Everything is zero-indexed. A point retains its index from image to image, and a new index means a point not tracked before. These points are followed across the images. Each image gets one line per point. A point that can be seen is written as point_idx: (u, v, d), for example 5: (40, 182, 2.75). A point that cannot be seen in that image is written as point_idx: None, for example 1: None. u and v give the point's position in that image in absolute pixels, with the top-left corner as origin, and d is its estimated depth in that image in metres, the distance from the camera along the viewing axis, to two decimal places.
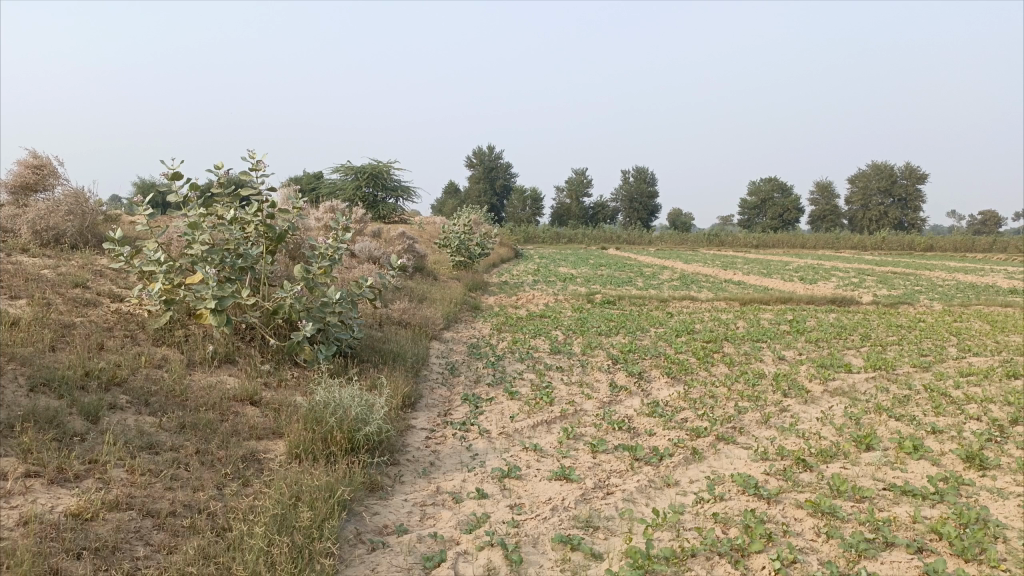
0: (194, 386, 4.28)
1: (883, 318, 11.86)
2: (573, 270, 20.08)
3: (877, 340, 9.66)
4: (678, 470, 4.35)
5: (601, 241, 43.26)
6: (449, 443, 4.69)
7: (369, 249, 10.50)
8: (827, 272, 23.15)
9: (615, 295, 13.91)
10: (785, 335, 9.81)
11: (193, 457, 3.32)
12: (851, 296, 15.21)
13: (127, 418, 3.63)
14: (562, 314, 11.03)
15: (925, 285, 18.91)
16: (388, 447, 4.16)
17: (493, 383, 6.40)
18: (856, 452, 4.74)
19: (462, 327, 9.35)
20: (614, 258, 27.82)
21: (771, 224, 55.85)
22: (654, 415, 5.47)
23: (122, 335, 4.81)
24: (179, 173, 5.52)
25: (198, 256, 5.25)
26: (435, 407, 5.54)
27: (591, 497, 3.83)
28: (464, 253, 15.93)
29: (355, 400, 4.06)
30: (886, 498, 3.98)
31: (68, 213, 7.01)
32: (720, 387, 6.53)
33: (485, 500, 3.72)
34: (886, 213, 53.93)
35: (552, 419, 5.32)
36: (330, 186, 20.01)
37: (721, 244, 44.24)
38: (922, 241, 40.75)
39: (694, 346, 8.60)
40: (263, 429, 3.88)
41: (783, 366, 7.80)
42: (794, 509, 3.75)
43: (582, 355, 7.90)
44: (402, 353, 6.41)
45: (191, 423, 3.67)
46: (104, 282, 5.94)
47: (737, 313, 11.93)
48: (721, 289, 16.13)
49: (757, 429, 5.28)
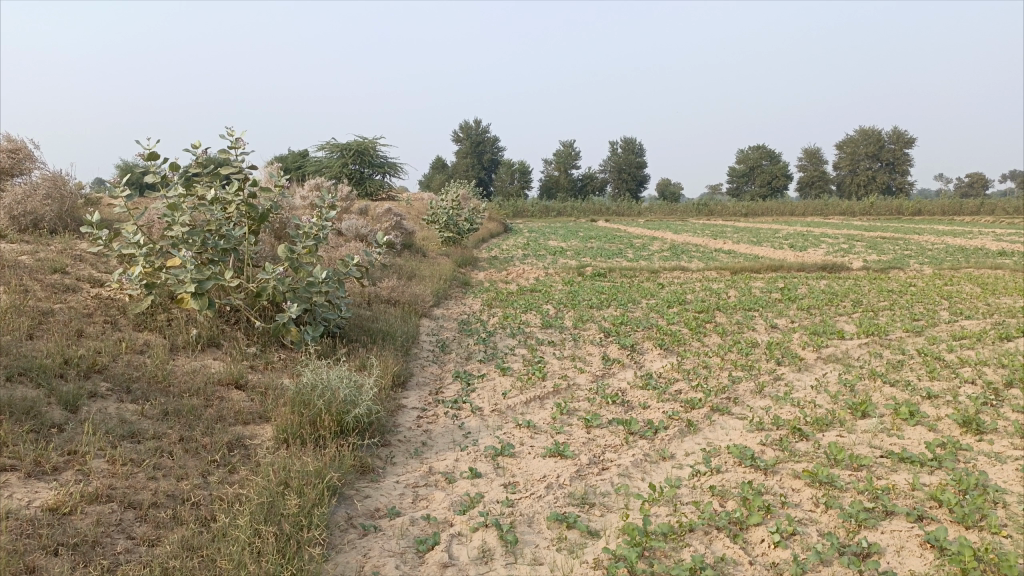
0: (177, 371, 4.18)
1: (874, 284, 11.84)
2: (563, 243, 19.98)
3: (868, 305, 9.64)
4: (674, 443, 4.30)
5: (590, 213, 43.08)
6: (441, 421, 4.62)
7: (356, 227, 10.37)
8: (817, 239, 23.14)
9: (605, 267, 13.84)
10: (778, 303, 9.77)
11: (177, 444, 3.24)
12: (842, 262, 15.19)
13: (108, 406, 3.54)
14: (553, 288, 10.96)
15: (914, 249, 18.93)
16: (379, 428, 4.09)
17: (485, 359, 6.32)
18: (852, 420, 4.70)
19: (452, 303, 9.26)
20: (603, 230, 27.71)
21: (760, 192, 55.80)
22: (648, 388, 5.42)
23: (102, 321, 4.70)
24: (156, 154, 5.38)
25: (178, 238, 5.12)
26: (426, 386, 5.46)
27: (586, 473, 3.77)
28: (453, 229, 15.81)
29: (343, 382, 3.98)
30: (884, 465, 3.94)
31: (47, 196, 6.85)
32: (713, 357, 6.48)
33: (478, 479, 3.66)
34: (874, 178, 53.92)
35: (545, 395, 5.26)
36: (316, 164, 19.78)
37: (710, 213, 44.17)
38: (910, 206, 40.79)
39: (686, 316, 8.55)
40: (249, 414, 3.79)
41: (775, 333, 7.76)
42: (791, 480, 3.71)
43: (573, 328, 7.83)
44: (392, 332, 6.32)
45: (176, 410, 3.58)
46: (84, 267, 5.80)
47: (729, 282, 11.88)
48: (711, 259, 16.08)
49: (752, 399, 5.24)
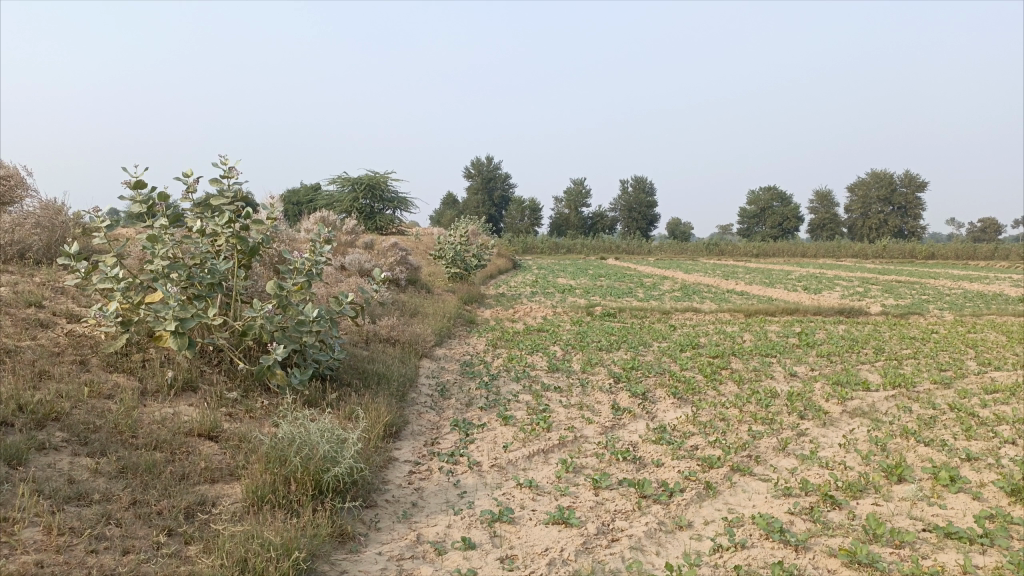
0: (145, 419, 3.80)
1: (895, 330, 11.36)
2: (572, 281, 19.61)
3: (891, 353, 9.20)
4: (691, 509, 3.88)
5: (600, 251, 42.79)
6: (434, 478, 4.22)
7: (360, 261, 10.05)
8: (831, 281, 22.73)
9: (615, 306, 13.44)
10: (796, 349, 9.31)
11: (128, 511, 2.86)
12: (860, 306, 14.73)
13: (57, 461, 3.16)
14: (560, 328, 10.56)
15: (932, 294, 18.48)
16: (364, 487, 3.69)
17: (486, 406, 5.91)
18: (886, 485, 4.26)
19: (455, 343, 8.87)
20: (614, 269, 27.37)
21: (772, 233, 55.50)
22: (661, 443, 4.99)
23: (71, 361, 4.34)
24: (143, 182, 5.05)
25: (159, 272, 4.78)
26: (421, 436, 5.06)
27: (593, 546, 3.35)
28: (460, 265, 15.46)
29: (324, 436, 3.58)
30: (929, 542, 3.50)
31: (37, 226, 6.54)
32: (731, 409, 6.03)
33: (472, 552, 3.25)
34: (886, 221, 53.55)
35: (549, 448, 4.84)
36: (327, 198, 19.56)
37: (721, 253, 43.85)
38: (923, 249, 40.28)
39: (700, 361, 8.13)
40: (218, 471, 3.42)
41: (795, 382, 7.32)
42: (826, 559, 3.28)
43: (581, 373, 7.42)
44: (388, 375, 5.93)
45: (134, 465, 3.20)
46: (64, 301, 5.45)
47: (743, 325, 11.45)
48: (724, 300, 15.65)
49: (775, 457, 4.81)
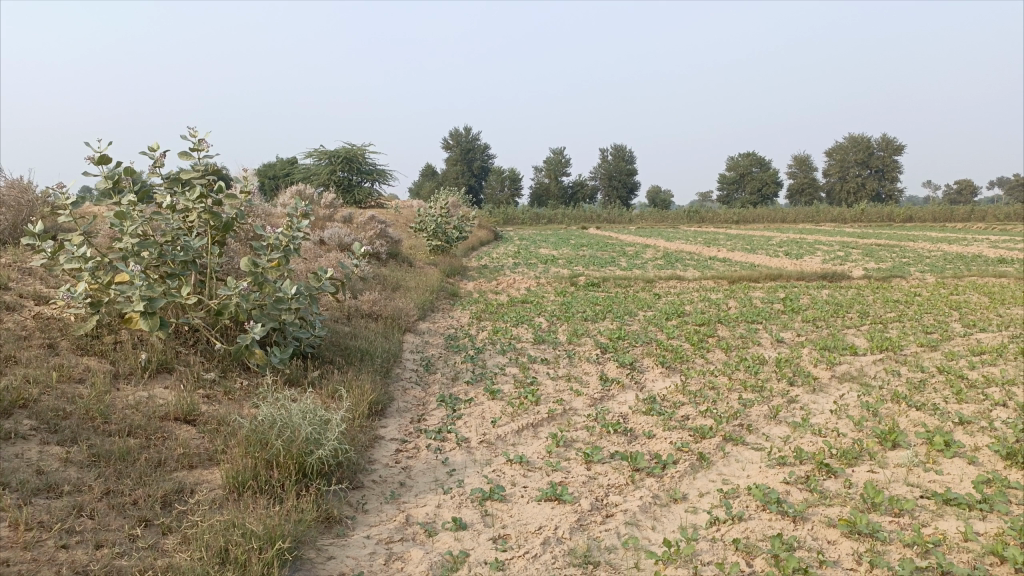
0: (118, 404, 3.64)
1: (878, 294, 11.37)
2: (554, 251, 19.48)
3: (876, 317, 9.19)
4: (685, 481, 3.80)
5: (581, 221, 42.65)
6: (422, 456, 4.11)
7: (339, 236, 9.84)
8: (812, 245, 22.77)
9: (599, 276, 13.33)
10: (781, 315, 9.27)
11: (101, 501, 2.72)
12: (843, 270, 14.75)
13: (25, 451, 3.00)
14: (544, 299, 10.46)
15: (913, 257, 18.56)
16: (350, 468, 3.57)
17: (472, 381, 5.80)
18: (881, 452, 4.22)
19: (438, 317, 8.73)
20: (595, 238, 27.28)
21: (752, 200, 55.61)
22: (652, 413, 4.90)
23: (40, 345, 4.15)
24: (108, 157, 4.83)
25: (128, 251, 4.58)
26: (407, 412, 4.95)
27: (587, 523, 3.26)
28: (442, 237, 15.26)
29: (307, 417, 3.45)
30: (928, 510, 3.45)
31: (2, 204, 6.26)
32: (721, 377, 5.96)
33: (463, 532, 3.14)
34: (864, 185, 53.80)
35: (538, 423, 4.74)
36: (303, 171, 19.20)
37: (701, 220, 43.90)
38: (901, 212, 40.49)
39: (686, 330, 8.06)
40: (196, 456, 3.28)
41: (783, 349, 7.27)
42: (826, 530, 3.22)
43: (568, 345, 7.32)
44: (371, 351, 5.80)
45: (107, 453, 3.05)
46: (31, 282, 5.23)
47: (728, 292, 11.40)
48: (707, 267, 15.61)
49: (767, 425, 4.74)
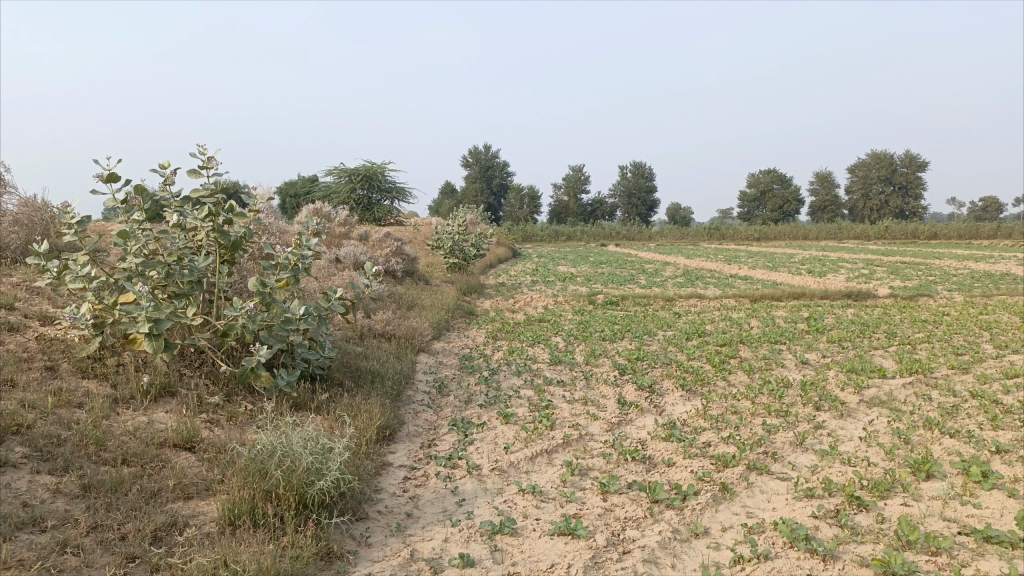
0: (117, 430, 3.52)
1: (905, 313, 11.07)
2: (572, 269, 19.30)
3: (903, 337, 8.92)
4: (707, 514, 3.60)
5: (600, 238, 42.45)
6: (430, 485, 3.95)
7: (355, 254, 9.75)
8: (835, 263, 22.43)
9: (617, 294, 13.13)
10: (805, 335, 9.01)
11: (89, 537, 2.58)
12: (868, 288, 14.44)
13: (15, 480, 2.87)
14: (562, 318, 10.29)
15: (939, 275, 18.17)
16: (354, 499, 3.42)
17: (486, 404, 5.63)
18: (915, 483, 3.99)
19: (454, 336, 8.58)
20: (613, 255, 27.08)
21: (773, 217, 55.19)
22: (672, 440, 4.70)
23: (40, 368, 4.05)
24: (116, 175, 4.76)
25: (133, 270, 4.48)
26: (417, 437, 4.79)
27: (603, 561, 3.07)
28: (459, 255, 15.15)
29: (308, 445, 3.31)
30: (968, 549, 3.22)
31: (16, 223, 6.19)
32: (744, 401, 5.74)
33: (470, 570, 2.97)
34: (887, 202, 53.16)
35: (553, 449, 4.56)
36: (323, 189, 19.23)
37: (722, 238, 43.56)
38: (926, 229, 39.84)
39: (707, 350, 7.84)
40: (193, 486, 3.15)
41: (808, 371, 7.03)
42: (858, 571, 3.01)
43: (585, 366, 7.13)
44: (382, 373, 5.65)
45: (99, 483, 2.91)
46: (39, 302, 5.15)
47: (749, 311, 11.17)
48: (728, 286, 15.35)
49: (793, 454, 4.53)
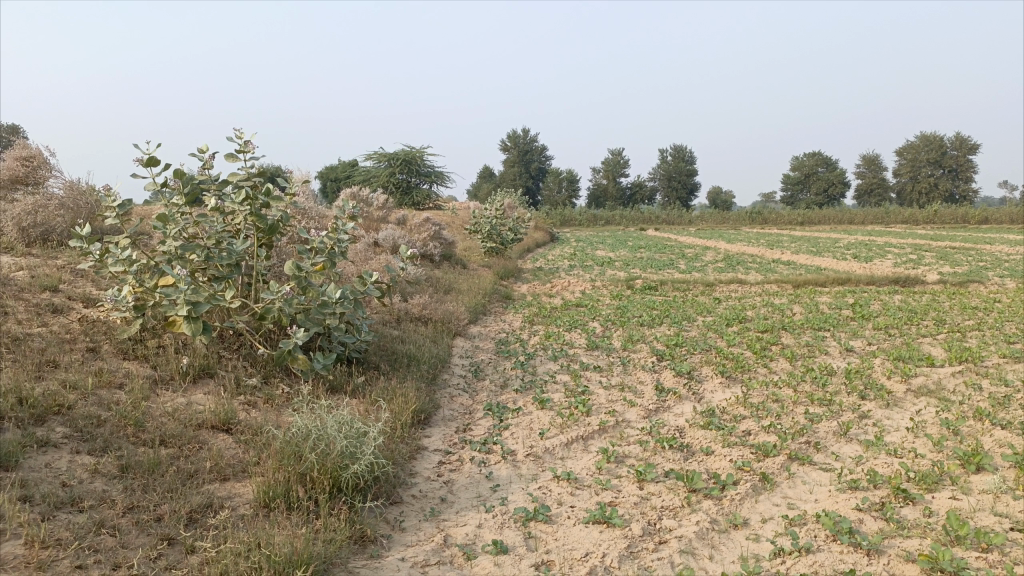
0: (156, 411, 3.56)
1: (955, 300, 10.74)
2: (611, 254, 19.11)
3: (953, 325, 8.64)
4: (747, 504, 3.51)
5: (639, 222, 42.04)
6: (465, 470, 3.92)
7: (393, 238, 9.77)
8: (881, 248, 21.88)
9: (656, 279, 12.96)
10: (850, 322, 8.79)
11: (125, 517, 2.61)
12: (915, 274, 14.06)
13: (55, 460, 2.92)
14: (600, 302, 10.19)
15: (991, 261, 17.61)
16: (388, 483, 3.40)
17: (522, 389, 5.59)
18: (964, 476, 3.85)
19: (490, 320, 8.56)
20: (652, 240, 26.78)
21: (817, 201, 54.07)
22: (710, 428, 4.61)
23: (82, 349, 4.11)
24: (156, 159, 4.80)
25: (172, 253, 4.52)
26: (453, 421, 4.77)
27: (638, 551, 3.02)
28: (497, 239, 15.11)
29: (342, 429, 3.30)
30: (1022, 545, 3.09)
31: (61, 206, 6.28)
32: (785, 389, 5.60)
33: (504, 557, 2.94)
34: (937, 185, 51.67)
35: (589, 435, 4.50)
36: (363, 174, 19.33)
37: (764, 221, 42.76)
38: (977, 214, 38.66)
39: (748, 337, 7.69)
40: (229, 468, 3.17)
41: (852, 358, 6.85)
42: (904, 566, 2.92)
43: (622, 351, 7.05)
44: (418, 357, 5.64)
45: (136, 464, 2.94)
46: (82, 285, 5.23)
47: (792, 297, 10.93)
48: (771, 271, 15.07)
49: (836, 444, 4.41)
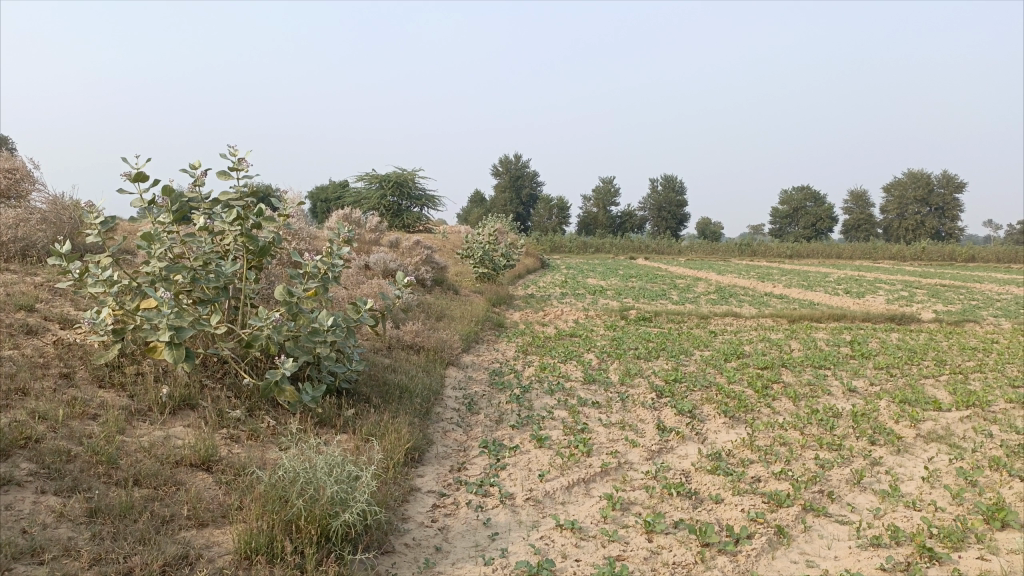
0: (130, 447, 3.30)
1: (953, 339, 10.59)
2: (602, 282, 18.95)
3: (955, 366, 8.48)
4: (763, 561, 3.29)
5: (629, 250, 41.99)
6: (460, 515, 3.68)
7: (385, 261, 9.56)
8: (873, 284, 21.79)
9: (650, 310, 12.77)
10: (850, 360, 8.61)
11: (91, 571, 2.35)
12: (910, 312, 13.94)
13: (17, 501, 2.66)
14: (594, 333, 9.98)
15: (984, 300, 17.52)
16: (380, 532, 3.15)
17: (518, 425, 5.35)
18: (990, 533, 3.64)
19: (483, 349, 8.32)
20: (643, 269, 26.64)
21: (805, 234, 54.37)
22: (719, 473, 4.38)
23: (55, 376, 3.85)
24: (144, 174, 4.58)
25: (157, 274, 4.27)
26: (447, 460, 4.53)
27: None
28: (488, 265, 14.90)
29: (332, 473, 3.06)
30: None
31: (42, 221, 6.02)
32: (792, 432, 5.39)
33: None
34: (923, 222, 52.09)
35: (590, 478, 4.27)
36: (354, 196, 19.20)
37: (753, 253, 42.76)
38: (964, 252, 38.88)
39: (748, 374, 7.50)
40: (209, 512, 2.92)
41: (857, 400, 6.66)
42: None
43: (620, 386, 6.82)
44: (410, 388, 5.40)
45: (107, 508, 2.69)
46: (60, 304, 4.97)
47: (789, 332, 10.76)
48: (764, 304, 14.91)
49: (851, 494, 4.19)
